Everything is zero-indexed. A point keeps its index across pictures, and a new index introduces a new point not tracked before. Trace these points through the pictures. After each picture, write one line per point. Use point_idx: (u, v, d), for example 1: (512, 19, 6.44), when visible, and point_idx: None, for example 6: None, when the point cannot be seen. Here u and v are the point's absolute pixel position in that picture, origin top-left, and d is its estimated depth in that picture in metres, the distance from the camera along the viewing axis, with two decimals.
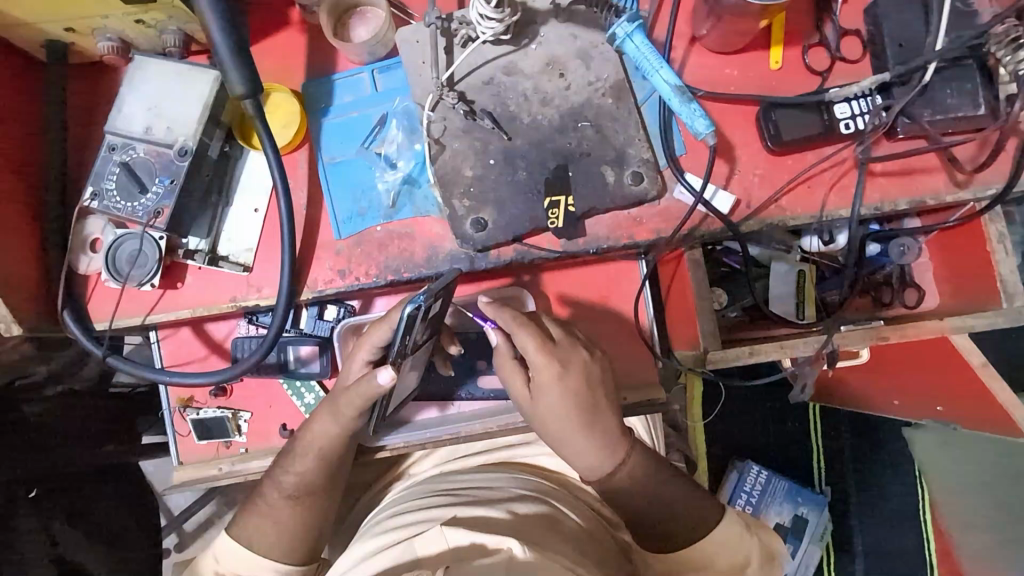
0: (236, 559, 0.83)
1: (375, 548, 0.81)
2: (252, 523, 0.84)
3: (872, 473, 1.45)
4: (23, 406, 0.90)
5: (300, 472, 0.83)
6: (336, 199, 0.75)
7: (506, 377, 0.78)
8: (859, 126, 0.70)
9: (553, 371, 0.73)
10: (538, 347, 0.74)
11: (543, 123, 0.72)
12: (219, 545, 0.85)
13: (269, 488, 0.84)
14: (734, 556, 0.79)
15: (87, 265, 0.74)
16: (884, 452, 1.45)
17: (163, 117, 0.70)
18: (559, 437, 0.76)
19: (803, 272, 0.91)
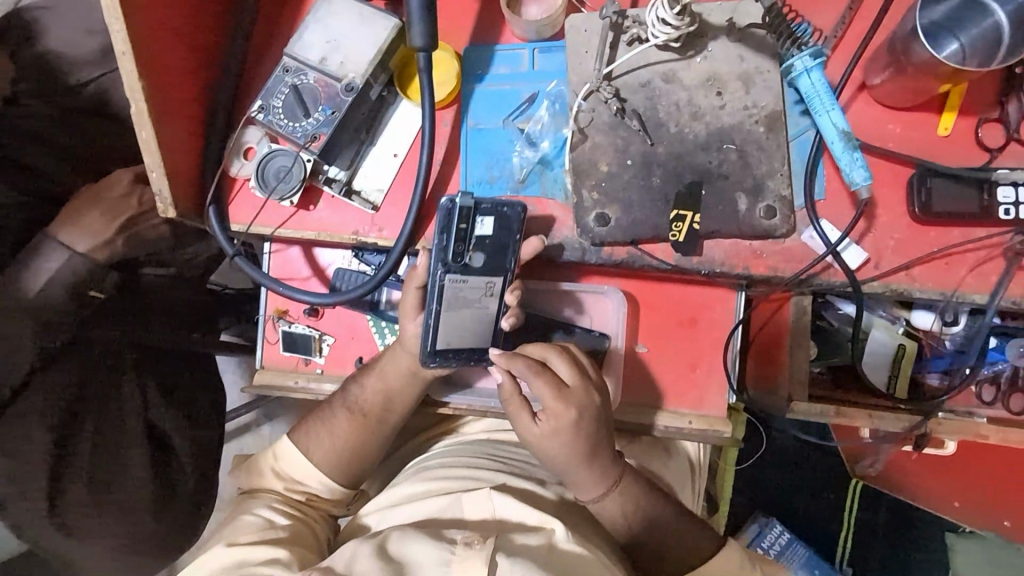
0: (294, 464, 0.90)
1: (421, 494, 0.86)
2: (317, 428, 0.91)
3: (898, 566, 1.41)
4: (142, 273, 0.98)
5: (364, 392, 0.89)
6: (471, 162, 0.78)
7: (513, 415, 0.80)
8: (1020, 215, 0.67)
9: (570, 417, 0.78)
10: (557, 391, 0.78)
11: (688, 136, 0.73)
12: (279, 447, 0.91)
13: (338, 407, 0.90)
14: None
15: (238, 169, 0.80)
16: (916, 548, 1.41)
17: (339, 51, 0.75)
18: (563, 467, 0.81)
19: (903, 346, 0.87)
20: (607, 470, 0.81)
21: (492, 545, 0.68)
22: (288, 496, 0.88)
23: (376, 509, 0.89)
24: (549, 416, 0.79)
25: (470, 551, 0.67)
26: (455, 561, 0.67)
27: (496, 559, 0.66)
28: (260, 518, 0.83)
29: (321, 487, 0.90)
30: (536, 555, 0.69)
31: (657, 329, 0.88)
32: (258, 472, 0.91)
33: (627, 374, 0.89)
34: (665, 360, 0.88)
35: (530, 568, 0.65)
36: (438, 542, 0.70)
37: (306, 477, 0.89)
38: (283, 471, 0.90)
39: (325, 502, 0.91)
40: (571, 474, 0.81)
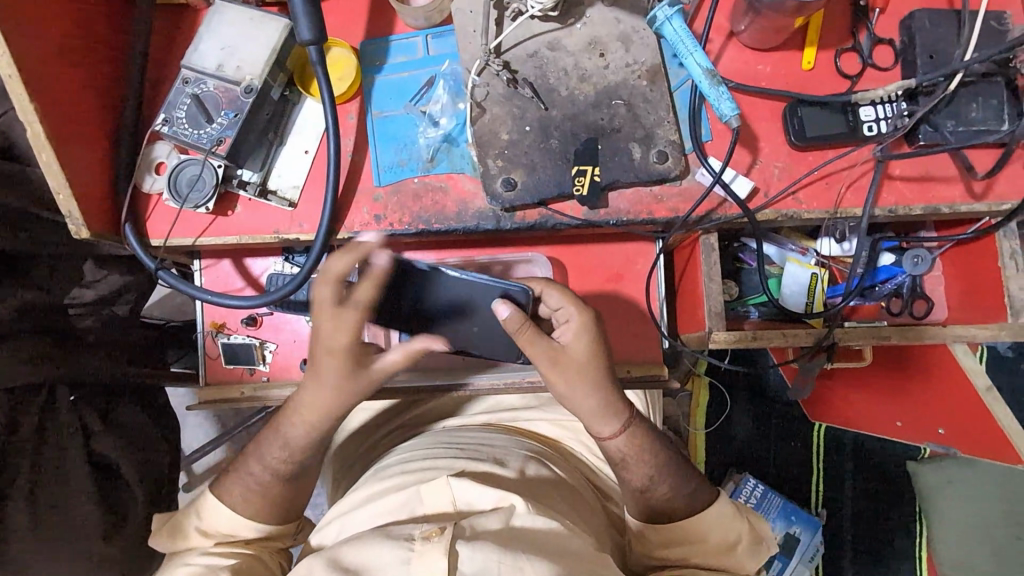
0: (220, 516, 0.78)
1: (378, 493, 0.81)
2: (239, 483, 0.79)
3: (870, 500, 1.45)
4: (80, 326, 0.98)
5: (285, 445, 0.79)
6: (379, 149, 0.81)
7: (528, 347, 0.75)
8: (881, 129, 0.73)
9: (587, 318, 0.76)
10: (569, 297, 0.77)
11: (579, 97, 0.77)
12: (203, 500, 0.80)
13: (253, 462, 0.80)
14: (723, 535, 0.77)
15: (151, 185, 0.81)
16: (884, 480, 1.45)
17: (234, 57, 0.77)
18: (572, 382, 0.75)
19: (816, 275, 0.93)
20: (607, 404, 0.76)
21: (450, 535, 0.64)
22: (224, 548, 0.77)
23: (334, 519, 0.82)
24: (568, 325, 0.76)
25: (429, 544, 0.64)
26: (414, 557, 0.63)
27: (456, 548, 0.63)
28: (198, 568, 0.74)
29: (259, 532, 0.79)
30: (497, 536, 0.66)
31: (585, 289, 0.91)
32: (178, 531, 0.78)
33: None
34: (597, 316, 0.91)
35: (491, 551, 0.63)
36: (395, 543, 0.66)
37: (237, 528, 0.78)
38: (209, 527, 0.78)
39: (270, 540, 0.81)
40: (584, 400, 0.75)
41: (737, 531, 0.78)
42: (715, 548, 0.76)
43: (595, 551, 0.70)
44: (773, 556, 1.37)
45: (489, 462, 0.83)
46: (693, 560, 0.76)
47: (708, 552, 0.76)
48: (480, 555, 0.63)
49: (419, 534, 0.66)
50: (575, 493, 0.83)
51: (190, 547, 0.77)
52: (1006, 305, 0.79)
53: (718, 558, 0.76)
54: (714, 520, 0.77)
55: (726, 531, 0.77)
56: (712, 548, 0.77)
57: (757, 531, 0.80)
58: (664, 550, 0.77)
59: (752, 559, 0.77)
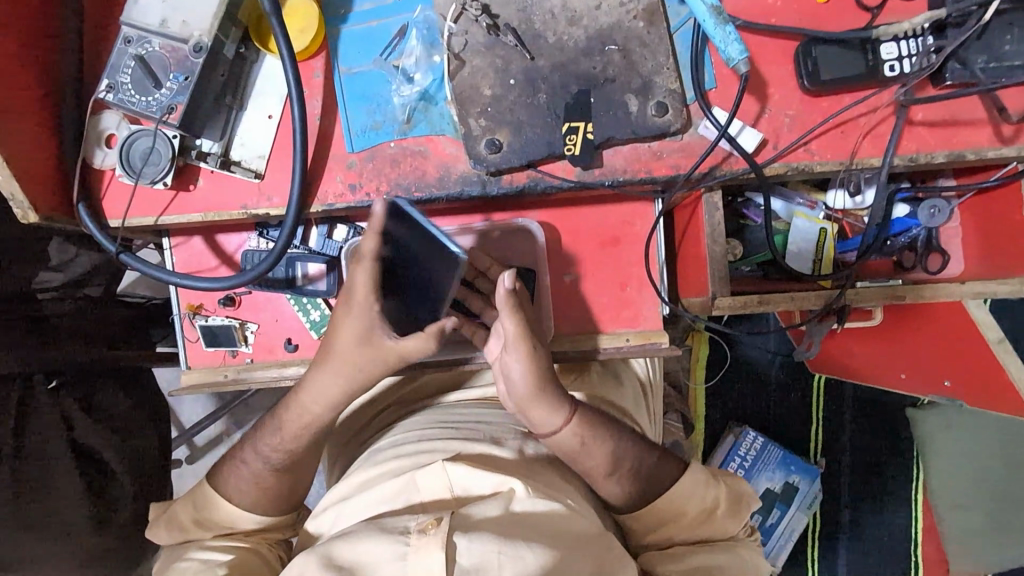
0: (213, 506, 0.75)
1: (373, 480, 0.78)
2: (235, 465, 0.76)
3: (873, 451, 1.43)
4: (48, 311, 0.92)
5: (273, 441, 0.75)
6: (350, 110, 0.73)
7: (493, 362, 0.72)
8: (905, 69, 0.66)
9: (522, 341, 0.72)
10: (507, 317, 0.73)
11: (568, 43, 0.69)
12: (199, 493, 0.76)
13: (248, 451, 0.76)
14: (701, 502, 0.77)
15: (102, 160, 0.74)
16: (887, 431, 1.43)
17: (179, 10, 0.69)
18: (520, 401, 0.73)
19: (825, 230, 0.88)
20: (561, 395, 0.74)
21: (447, 526, 0.61)
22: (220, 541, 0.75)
23: (328, 507, 0.79)
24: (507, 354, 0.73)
25: (426, 538, 0.60)
26: (411, 553, 0.60)
27: (454, 540, 0.60)
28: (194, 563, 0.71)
29: (257, 522, 0.76)
30: (497, 525, 0.63)
31: (581, 254, 0.86)
32: (174, 522, 0.76)
33: (562, 304, 0.86)
34: (594, 282, 0.86)
35: (490, 541, 0.60)
36: (390, 537, 0.62)
37: (234, 519, 0.75)
38: (204, 517, 0.75)
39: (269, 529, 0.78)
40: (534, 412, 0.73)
41: (713, 496, 0.78)
42: (697, 516, 0.76)
43: (597, 530, 0.69)
44: (771, 505, 1.38)
45: (485, 442, 0.79)
46: (675, 538, 0.77)
47: (687, 527, 0.76)
48: (479, 546, 0.60)
49: (415, 527, 0.62)
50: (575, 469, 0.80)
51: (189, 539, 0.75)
52: None
53: (699, 530, 0.76)
54: (687, 487, 0.77)
55: (702, 498, 0.77)
56: (691, 519, 0.76)
57: (734, 491, 0.80)
58: (648, 536, 0.77)
59: (733, 520, 0.77)
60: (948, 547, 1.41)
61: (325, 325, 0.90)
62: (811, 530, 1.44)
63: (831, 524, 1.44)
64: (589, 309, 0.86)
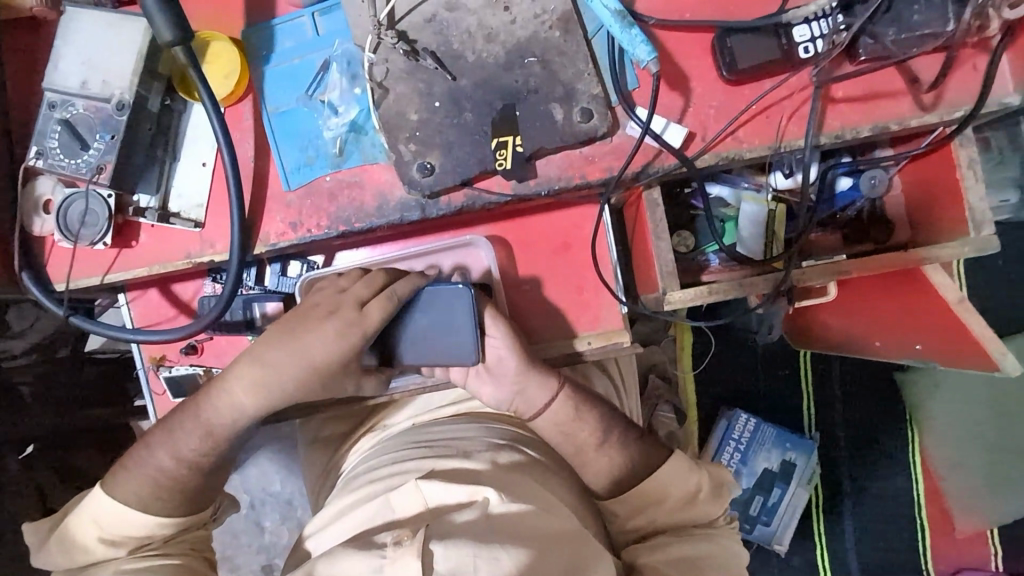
0: (124, 521, 0.71)
1: (351, 505, 0.77)
2: (153, 479, 0.73)
3: (863, 419, 1.43)
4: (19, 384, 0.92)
5: (198, 444, 0.73)
6: (282, 149, 0.74)
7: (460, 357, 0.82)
8: (818, 49, 0.67)
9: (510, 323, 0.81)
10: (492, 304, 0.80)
11: (488, 60, 0.70)
12: (102, 510, 0.71)
13: (177, 468, 0.73)
14: (683, 487, 0.77)
15: (41, 226, 0.74)
16: (874, 397, 1.43)
17: (98, 70, 0.69)
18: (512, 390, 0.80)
19: (773, 212, 0.88)
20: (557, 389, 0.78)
21: (422, 536, 0.60)
22: (139, 556, 0.71)
23: (315, 534, 0.79)
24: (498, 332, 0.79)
25: (402, 549, 0.60)
26: (387, 565, 0.59)
27: (430, 548, 0.59)
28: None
29: (175, 527, 0.73)
30: (473, 531, 0.62)
31: (535, 263, 0.86)
32: (77, 545, 0.71)
33: (522, 315, 0.86)
34: (551, 288, 0.86)
35: (465, 546, 0.60)
36: (367, 552, 0.61)
37: (152, 530, 0.72)
38: (115, 535, 0.71)
39: (187, 531, 0.75)
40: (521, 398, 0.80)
41: (695, 481, 0.78)
42: (680, 502, 0.77)
43: (573, 529, 0.69)
44: (771, 484, 1.38)
45: (457, 457, 0.78)
46: (657, 523, 0.77)
47: (670, 511, 0.77)
48: (455, 552, 0.59)
49: (391, 540, 0.61)
50: (553, 474, 0.80)
51: (100, 559, 0.71)
52: (967, 218, 0.74)
53: (681, 514, 0.77)
54: (675, 470, 0.78)
55: (684, 483, 0.77)
56: (675, 504, 0.77)
57: (716, 478, 0.80)
58: (631, 522, 0.77)
59: (715, 504, 0.78)
60: (950, 506, 1.41)
61: None
62: (814, 505, 1.43)
63: (833, 497, 1.43)
64: (547, 316, 0.86)
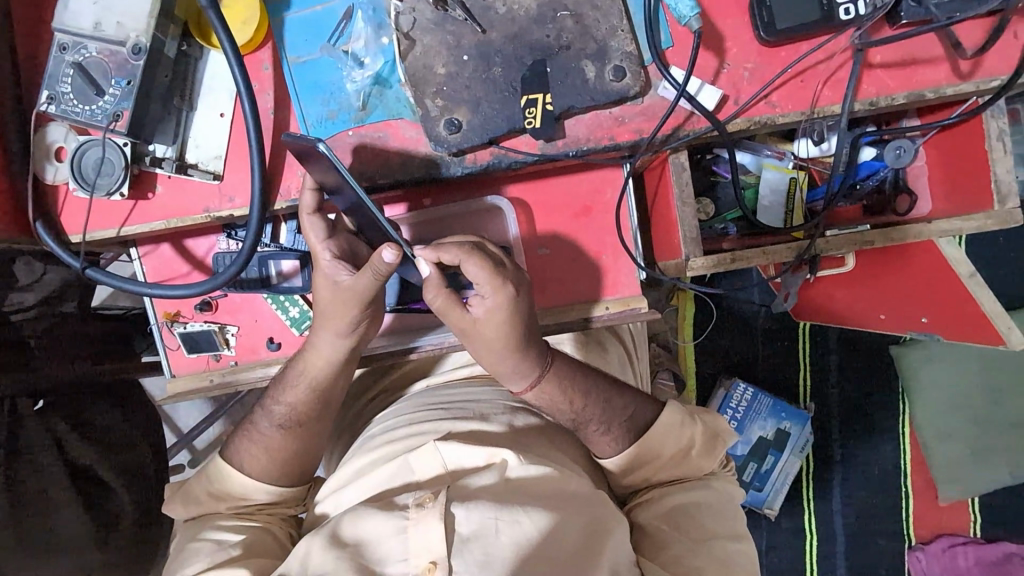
0: (232, 483, 0.76)
1: (367, 466, 0.77)
2: None
3: (859, 390, 1.46)
4: (20, 328, 0.89)
5: (293, 402, 0.78)
6: (303, 102, 0.72)
7: (445, 313, 0.71)
8: (860, 11, 0.65)
9: (508, 296, 0.69)
10: (491, 273, 0.68)
11: (518, 12, 0.68)
12: (213, 465, 0.77)
13: None
14: (676, 443, 0.78)
15: (54, 175, 0.72)
16: (870, 369, 1.46)
17: (112, 11, 0.66)
18: (489, 356, 0.72)
19: (794, 180, 0.88)
20: (540, 357, 0.74)
21: (444, 498, 0.61)
22: (236, 514, 0.76)
23: (331, 493, 0.78)
24: (482, 300, 0.69)
25: (424, 511, 0.61)
26: (410, 526, 0.60)
27: (451, 510, 0.60)
28: (208, 544, 0.72)
29: (271, 496, 0.77)
30: (492, 493, 0.63)
31: (554, 226, 0.85)
32: (189, 496, 0.77)
33: (536, 280, 0.85)
34: (570, 255, 0.85)
35: (487, 509, 0.60)
36: (389, 513, 0.62)
37: (254, 493, 0.77)
38: (220, 491, 0.76)
39: (280, 505, 0.79)
40: (498, 360, 0.72)
41: (689, 436, 0.78)
42: (672, 458, 0.78)
43: (590, 489, 0.69)
44: (765, 452, 1.41)
45: (474, 419, 0.78)
46: (653, 479, 0.78)
47: (664, 467, 0.78)
48: (477, 514, 0.60)
49: (413, 502, 0.62)
50: (567, 438, 0.81)
51: (203, 513, 0.76)
52: (993, 190, 0.76)
53: (678, 469, 0.78)
54: (666, 429, 0.78)
55: (678, 438, 0.78)
56: (669, 459, 0.78)
57: (711, 427, 0.81)
58: (627, 479, 0.79)
59: (709, 457, 0.79)
60: (937, 476, 1.45)
61: (306, 321, 0.89)
62: (807, 472, 1.47)
63: (828, 464, 1.47)
64: (565, 281, 0.85)
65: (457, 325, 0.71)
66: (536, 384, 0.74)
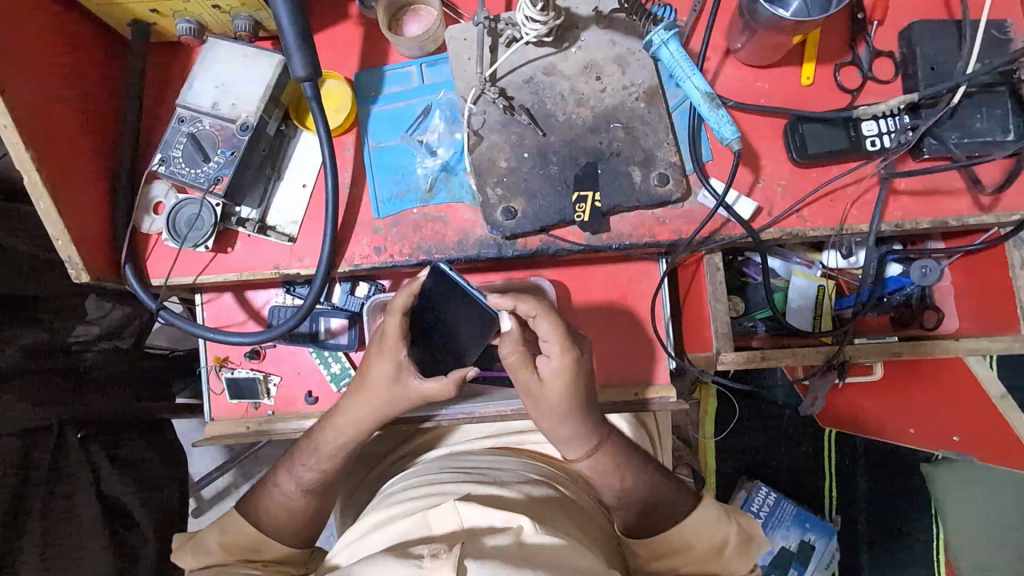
0: (245, 529, 0.77)
1: (387, 520, 0.77)
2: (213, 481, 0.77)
3: (887, 506, 1.40)
4: (80, 358, 0.92)
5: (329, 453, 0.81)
6: (377, 181, 0.81)
7: (515, 375, 0.73)
8: (885, 144, 0.72)
9: (572, 361, 0.71)
10: (560, 335, 0.71)
11: (576, 121, 0.77)
12: (228, 518, 0.78)
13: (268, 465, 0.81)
14: (710, 539, 0.76)
15: (150, 225, 0.81)
16: (900, 485, 1.40)
17: (229, 94, 0.77)
18: (552, 418, 0.74)
19: (823, 288, 0.92)
20: (595, 428, 0.76)
21: (459, 551, 0.61)
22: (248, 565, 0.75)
23: (348, 545, 0.78)
24: (547, 359, 0.72)
25: (438, 562, 0.60)
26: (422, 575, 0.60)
27: (464, 564, 0.60)
28: None
29: (280, 551, 0.78)
30: (509, 555, 0.62)
31: (588, 311, 0.89)
32: (201, 546, 0.76)
33: None
34: (601, 339, 0.89)
35: (498, 567, 0.59)
36: (404, 560, 0.62)
37: (268, 541, 0.77)
38: (232, 541, 0.77)
39: (286, 565, 0.79)
40: (557, 425, 0.74)
41: (725, 533, 0.76)
42: (705, 552, 0.75)
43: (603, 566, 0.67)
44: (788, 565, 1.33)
45: (494, 485, 0.79)
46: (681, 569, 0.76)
47: (694, 561, 0.75)
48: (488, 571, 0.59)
49: (428, 551, 0.62)
50: (583, 511, 0.81)
51: (211, 565, 0.75)
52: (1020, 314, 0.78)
53: (708, 565, 0.75)
54: (701, 523, 0.76)
55: (712, 534, 0.76)
56: (700, 554, 0.75)
57: (746, 530, 0.78)
58: (654, 564, 0.77)
59: (742, 561, 0.76)
60: None
61: (345, 378, 0.93)
62: None
63: None
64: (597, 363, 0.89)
65: (525, 384, 0.73)
66: (594, 451, 0.77)
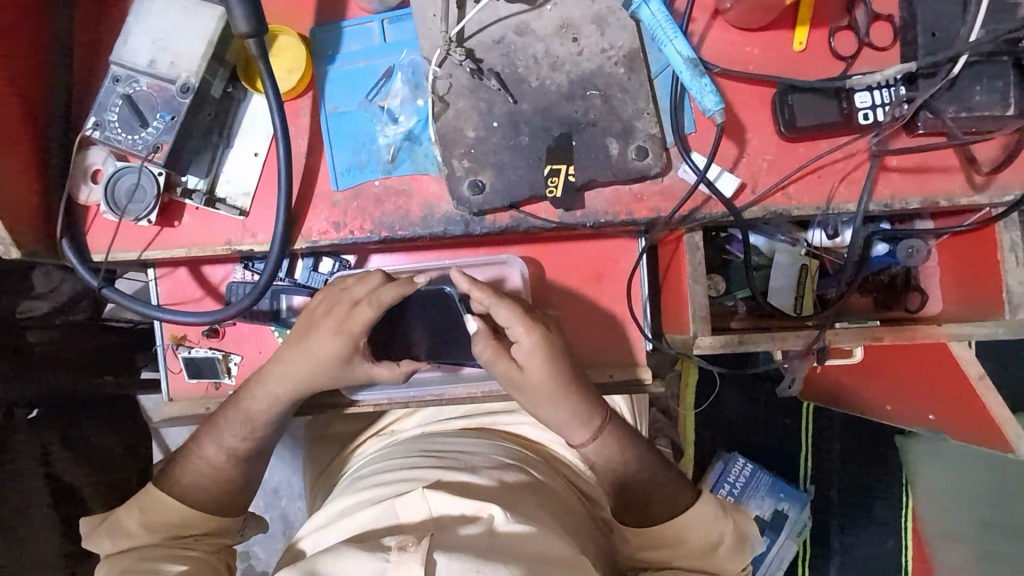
0: (165, 508, 0.73)
1: (355, 507, 0.74)
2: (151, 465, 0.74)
3: (861, 480, 1.42)
4: (27, 336, 0.86)
5: None
6: (335, 149, 0.75)
7: (491, 366, 0.72)
8: (878, 117, 0.68)
9: (540, 337, 0.71)
10: (522, 317, 0.71)
11: (551, 87, 0.71)
12: (147, 497, 0.74)
13: (207, 444, 0.76)
14: (704, 536, 0.74)
15: (87, 195, 0.75)
16: (874, 459, 1.41)
17: (168, 51, 0.70)
18: (540, 404, 0.73)
19: (805, 267, 0.89)
20: (592, 412, 0.74)
21: (427, 544, 0.58)
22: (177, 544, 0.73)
23: (314, 530, 0.76)
24: (519, 343, 0.71)
25: (405, 555, 0.57)
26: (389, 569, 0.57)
27: (434, 558, 0.57)
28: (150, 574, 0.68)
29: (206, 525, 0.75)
30: (478, 546, 0.60)
31: (564, 289, 0.85)
32: (123, 529, 0.73)
33: None
34: (575, 319, 0.85)
35: (468, 561, 0.57)
36: (371, 553, 0.60)
37: (193, 518, 0.74)
38: (153, 521, 0.73)
39: (219, 535, 0.76)
40: (553, 410, 0.73)
41: (720, 531, 0.74)
42: (699, 549, 0.73)
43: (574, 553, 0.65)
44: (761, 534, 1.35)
45: (465, 471, 0.76)
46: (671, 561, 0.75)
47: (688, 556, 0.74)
48: (458, 565, 0.56)
49: (395, 545, 0.59)
50: (556, 497, 0.79)
51: (135, 547, 0.72)
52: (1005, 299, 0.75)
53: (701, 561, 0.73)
54: (697, 519, 0.74)
55: (706, 532, 0.74)
56: (692, 550, 0.73)
57: (740, 528, 0.76)
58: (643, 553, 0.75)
59: (735, 557, 0.73)
60: None
61: None
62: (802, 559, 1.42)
63: (824, 553, 1.42)
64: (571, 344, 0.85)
65: (505, 374, 0.72)
66: (595, 435, 0.75)
